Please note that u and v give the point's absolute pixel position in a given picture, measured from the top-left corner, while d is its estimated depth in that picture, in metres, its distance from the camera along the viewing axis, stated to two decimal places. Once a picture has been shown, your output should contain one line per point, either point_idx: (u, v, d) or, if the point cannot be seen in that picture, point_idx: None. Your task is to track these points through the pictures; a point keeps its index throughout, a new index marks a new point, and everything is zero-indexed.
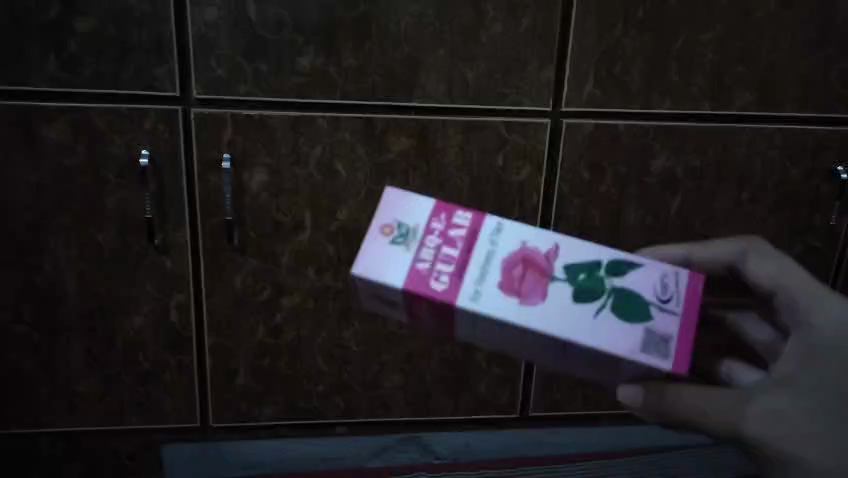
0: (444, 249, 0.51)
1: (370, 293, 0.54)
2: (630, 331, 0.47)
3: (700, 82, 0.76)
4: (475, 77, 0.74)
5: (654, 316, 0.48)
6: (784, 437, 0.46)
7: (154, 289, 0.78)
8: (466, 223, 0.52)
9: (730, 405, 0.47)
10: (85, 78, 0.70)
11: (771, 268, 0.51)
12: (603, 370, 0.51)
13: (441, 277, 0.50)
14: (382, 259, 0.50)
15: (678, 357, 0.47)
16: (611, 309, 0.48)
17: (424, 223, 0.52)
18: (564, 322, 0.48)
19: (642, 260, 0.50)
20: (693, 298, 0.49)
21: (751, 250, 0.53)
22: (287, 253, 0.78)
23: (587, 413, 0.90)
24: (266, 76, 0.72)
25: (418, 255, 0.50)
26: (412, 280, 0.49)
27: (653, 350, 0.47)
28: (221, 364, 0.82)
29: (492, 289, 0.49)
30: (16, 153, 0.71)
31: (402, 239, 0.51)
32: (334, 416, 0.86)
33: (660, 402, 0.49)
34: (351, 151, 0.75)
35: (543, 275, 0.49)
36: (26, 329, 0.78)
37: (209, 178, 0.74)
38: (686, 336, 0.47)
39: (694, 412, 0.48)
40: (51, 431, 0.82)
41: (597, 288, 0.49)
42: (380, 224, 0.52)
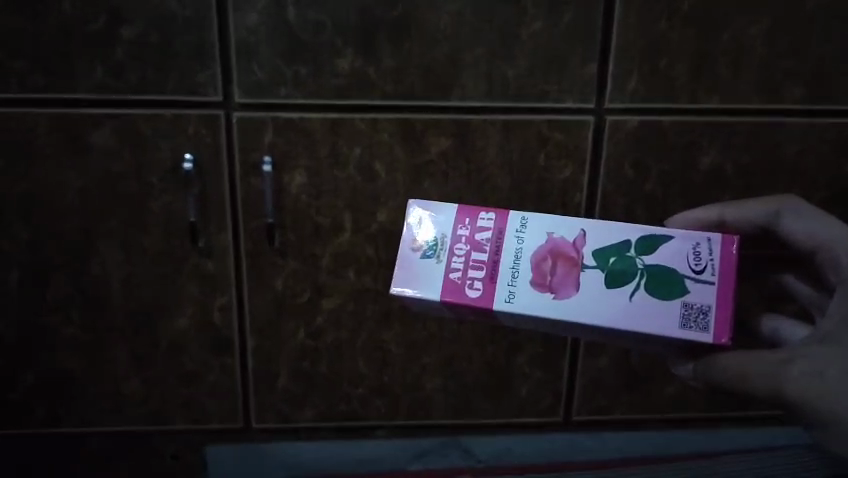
0: (473, 255, 0.57)
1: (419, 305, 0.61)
2: (668, 310, 0.53)
3: (749, 76, 0.74)
4: (515, 75, 0.73)
5: (690, 288, 0.54)
6: (825, 396, 0.48)
7: (197, 292, 0.79)
8: (490, 225, 0.58)
9: (772, 369, 0.51)
10: (130, 84, 0.71)
11: (806, 224, 0.58)
12: (658, 346, 0.57)
13: (475, 284, 0.56)
14: (418, 274, 0.57)
15: (718, 328, 0.53)
16: (648, 289, 0.54)
17: (451, 232, 0.58)
18: (604, 309, 0.54)
19: (670, 233, 0.55)
20: (727, 266, 0.54)
21: (784, 209, 0.60)
22: (327, 254, 0.78)
23: (635, 418, 0.87)
24: (306, 78, 0.72)
25: (450, 266, 0.57)
26: (449, 291, 0.56)
27: (694, 324, 0.53)
28: (263, 366, 0.82)
29: (527, 287, 0.55)
30: (66, 159, 0.73)
31: (432, 251, 0.58)
32: (374, 418, 0.85)
33: (709, 370, 0.54)
34: (390, 151, 0.75)
35: (573, 265, 0.55)
36: (75, 331, 0.80)
37: (250, 181, 0.75)
38: (724, 306, 0.53)
39: (738, 377, 0.52)
40: (99, 431, 0.84)
41: (630, 268, 0.55)
42: (410, 239, 0.58)
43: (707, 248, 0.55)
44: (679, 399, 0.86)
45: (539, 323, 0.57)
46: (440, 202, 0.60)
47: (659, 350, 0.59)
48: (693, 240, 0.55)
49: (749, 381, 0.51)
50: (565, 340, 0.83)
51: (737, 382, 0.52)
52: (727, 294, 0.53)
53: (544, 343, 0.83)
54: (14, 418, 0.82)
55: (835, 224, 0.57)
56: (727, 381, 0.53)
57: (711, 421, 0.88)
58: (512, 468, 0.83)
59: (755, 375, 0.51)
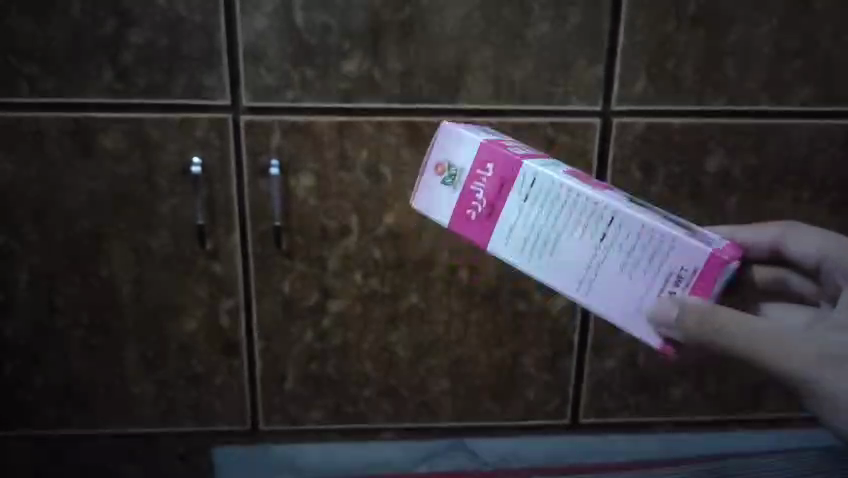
0: (522, 151, 0.61)
1: (434, 178, 0.60)
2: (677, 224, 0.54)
3: (757, 78, 0.73)
4: (521, 78, 0.73)
5: (702, 231, 0.55)
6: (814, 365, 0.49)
7: (205, 294, 0.79)
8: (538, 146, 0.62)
9: (766, 331, 0.50)
10: (139, 87, 0.72)
11: (814, 241, 0.60)
12: (639, 286, 0.55)
13: (516, 152, 0.59)
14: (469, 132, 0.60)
15: (721, 248, 0.53)
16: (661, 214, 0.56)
17: (508, 139, 0.63)
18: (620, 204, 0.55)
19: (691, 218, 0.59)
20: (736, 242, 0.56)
21: (790, 229, 0.62)
22: (334, 257, 0.79)
23: (642, 420, 0.87)
24: (312, 81, 0.72)
25: (500, 142, 0.60)
26: (489, 141, 0.58)
27: (698, 238, 0.53)
28: (270, 368, 0.82)
29: (557, 171, 0.57)
30: (75, 162, 0.74)
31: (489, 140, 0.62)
32: (381, 421, 0.85)
33: (698, 320, 0.51)
34: (396, 154, 0.75)
35: (604, 186, 0.58)
36: (84, 333, 0.80)
37: (257, 183, 0.75)
38: (730, 244, 0.54)
39: (728, 333, 0.50)
40: (108, 432, 0.84)
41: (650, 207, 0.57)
42: (473, 129, 0.64)
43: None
44: (687, 401, 0.86)
45: (543, 209, 0.56)
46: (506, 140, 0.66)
47: (627, 311, 0.55)
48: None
49: (738, 340, 0.50)
50: (572, 342, 0.82)
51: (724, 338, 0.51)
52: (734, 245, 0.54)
53: (551, 345, 0.82)
54: (24, 419, 0.83)
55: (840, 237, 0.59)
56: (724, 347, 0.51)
57: (719, 424, 0.88)
58: (522, 469, 0.82)
59: (759, 347, 0.50)
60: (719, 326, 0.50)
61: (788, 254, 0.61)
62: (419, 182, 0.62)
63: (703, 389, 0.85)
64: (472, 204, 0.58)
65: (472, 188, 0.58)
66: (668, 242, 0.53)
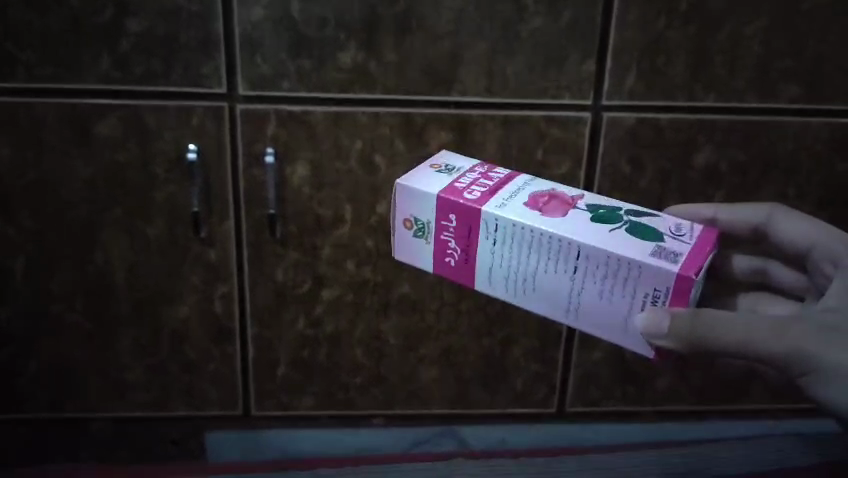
0: (481, 180, 0.62)
1: (404, 233, 0.63)
2: (645, 246, 0.55)
3: (745, 75, 0.75)
4: (515, 72, 0.74)
5: (668, 240, 0.56)
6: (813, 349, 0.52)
7: (200, 281, 0.80)
8: (504, 173, 0.64)
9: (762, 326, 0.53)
10: (136, 76, 0.72)
11: (799, 228, 0.64)
12: (621, 309, 0.56)
13: (474, 192, 0.59)
14: (427, 180, 0.62)
15: (687, 263, 0.53)
16: (629, 231, 0.56)
17: (468, 166, 0.65)
18: (582, 231, 0.56)
19: (662, 214, 0.60)
20: (709, 237, 0.58)
21: (778, 211, 0.65)
22: (327, 245, 0.80)
23: (627, 409, 0.88)
24: (309, 72, 0.73)
25: (458, 179, 0.62)
26: (447, 191, 0.59)
27: (663, 256, 0.54)
28: (263, 354, 0.83)
29: (521, 205, 0.58)
30: (71, 149, 0.75)
31: (447, 171, 0.63)
32: (372, 408, 0.87)
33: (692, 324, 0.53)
34: (391, 145, 0.76)
35: (567, 204, 0.59)
36: (78, 318, 0.81)
37: (253, 172, 0.76)
38: (696, 255, 0.54)
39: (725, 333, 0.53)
40: (102, 417, 0.85)
41: (615, 218, 0.58)
42: (429, 164, 0.65)
43: (689, 227, 0.59)
44: (671, 393, 0.88)
45: (511, 248, 0.58)
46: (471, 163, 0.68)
47: (617, 329, 0.57)
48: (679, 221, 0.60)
49: (738, 338, 0.53)
50: (560, 332, 0.84)
51: (722, 338, 0.53)
52: (701, 250, 0.55)
53: (540, 335, 0.84)
54: (19, 403, 0.84)
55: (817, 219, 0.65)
56: (722, 342, 0.53)
57: (703, 414, 0.89)
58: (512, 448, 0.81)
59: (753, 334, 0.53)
60: (711, 322, 0.53)
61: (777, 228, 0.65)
62: (395, 236, 0.64)
63: (689, 380, 0.87)
64: (449, 251, 0.61)
65: (443, 237, 0.60)
66: (636, 270, 0.54)
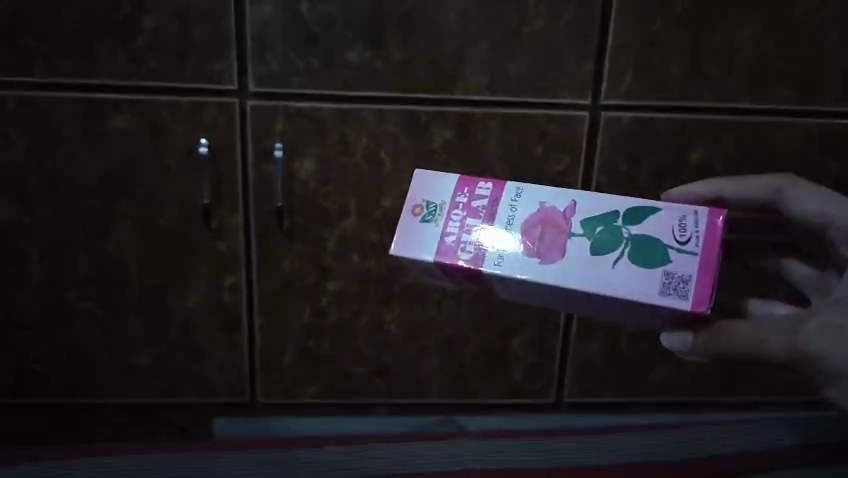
0: (469, 220, 0.60)
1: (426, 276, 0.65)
2: (651, 280, 0.54)
3: (738, 77, 0.77)
4: (515, 71, 0.77)
5: (673, 258, 0.54)
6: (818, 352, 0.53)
7: (209, 271, 0.83)
8: (487, 193, 0.61)
9: (772, 333, 0.55)
10: (151, 71, 0.75)
11: (812, 203, 0.63)
12: (648, 318, 0.58)
13: (467, 247, 0.59)
14: (415, 239, 0.61)
15: (697, 296, 0.52)
16: (632, 259, 0.55)
17: (450, 199, 0.62)
18: (585, 273, 0.55)
19: (660, 205, 0.56)
20: (712, 234, 0.54)
21: (788, 186, 0.65)
22: (333, 238, 0.82)
23: (622, 401, 0.91)
24: (317, 70, 0.76)
25: (445, 230, 0.60)
26: (442, 254, 0.59)
27: (674, 292, 0.53)
28: (270, 344, 0.86)
29: (515, 251, 0.57)
30: (87, 141, 0.77)
31: (431, 216, 0.61)
32: (374, 397, 0.89)
33: (705, 341, 0.56)
34: (395, 141, 0.79)
35: (562, 232, 0.57)
36: (91, 306, 0.84)
37: (262, 166, 0.79)
38: (705, 278, 0.53)
39: (737, 345, 0.55)
40: (112, 402, 0.88)
41: (615, 237, 0.56)
42: (411, 206, 0.62)
43: (692, 221, 0.55)
44: (665, 385, 0.90)
45: (526, 288, 0.59)
46: (442, 174, 0.64)
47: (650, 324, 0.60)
48: (681, 212, 0.56)
49: (749, 347, 0.55)
50: (558, 324, 0.86)
51: (734, 348, 0.55)
52: (709, 264, 0.53)
53: (538, 327, 0.86)
54: (32, 388, 0.86)
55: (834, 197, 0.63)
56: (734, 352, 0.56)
57: (697, 406, 0.92)
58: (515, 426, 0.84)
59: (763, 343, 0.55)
60: (721, 335, 0.55)
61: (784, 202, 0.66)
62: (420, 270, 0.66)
63: (682, 372, 0.89)
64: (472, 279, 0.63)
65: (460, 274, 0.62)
66: (651, 307, 0.54)
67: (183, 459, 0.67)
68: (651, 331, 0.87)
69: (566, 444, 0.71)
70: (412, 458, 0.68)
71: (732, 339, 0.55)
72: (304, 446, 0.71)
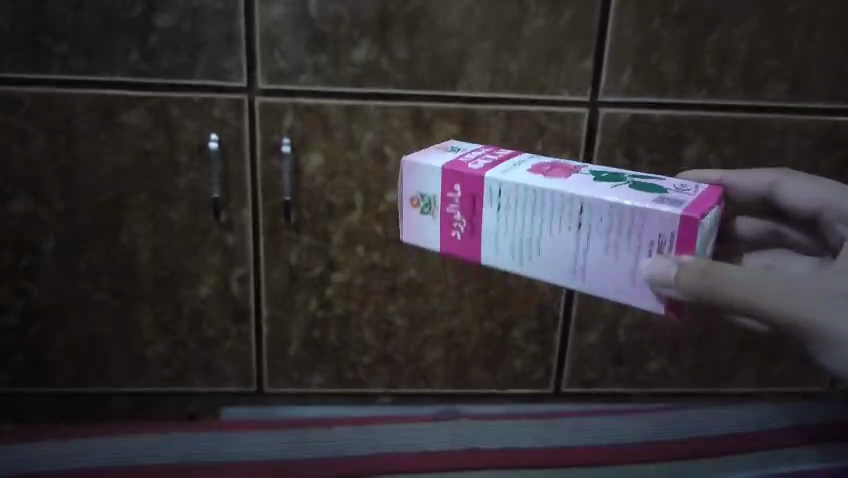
0: (486, 158, 0.65)
1: (411, 211, 0.65)
2: (646, 196, 0.57)
3: (734, 75, 0.80)
4: (517, 69, 0.79)
5: (670, 193, 0.58)
6: (812, 312, 0.52)
7: (218, 263, 0.85)
8: (507, 153, 0.67)
9: (771, 289, 0.53)
10: (163, 69, 0.78)
11: (812, 190, 0.66)
12: (629, 264, 0.58)
13: (478, 164, 0.63)
14: (431, 157, 0.65)
15: (689, 207, 0.54)
16: (632, 187, 0.58)
17: (472, 150, 0.67)
18: (585, 188, 0.58)
19: (666, 176, 0.62)
20: (712, 192, 0.59)
21: (786, 175, 0.68)
22: (339, 231, 0.85)
23: (620, 391, 0.93)
24: (325, 67, 0.78)
25: (462, 157, 0.65)
26: (453, 164, 0.62)
27: (665, 203, 0.55)
28: (277, 334, 0.88)
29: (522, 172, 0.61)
30: (101, 136, 0.80)
31: (452, 153, 0.67)
32: (378, 386, 0.91)
33: (699, 279, 0.53)
34: (400, 136, 0.81)
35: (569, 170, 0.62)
36: (103, 296, 0.86)
37: (270, 160, 0.81)
38: (698, 201, 0.56)
39: (734, 292, 0.53)
40: (124, 391, 0.90)
41: (618, 180, 0.60)
42: (436, 150, 0.68)
43: (692, 187, 0.60)
44: (662, 375, 0.92)
45: (516, 209, 0.60)
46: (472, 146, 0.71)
47: (627, 288, 0.58)
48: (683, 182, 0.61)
49: (745, 298, 0.53)
50: (557, 315, 0.88)
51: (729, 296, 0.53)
52: (703, 199, 0.57)
53: (538, 318, 0.89)
54: (45, 377, 0.89)
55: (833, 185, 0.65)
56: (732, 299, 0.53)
57: (694, 397, 0.93)
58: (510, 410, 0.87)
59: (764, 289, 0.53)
60: (721, 276, 0.53)
61: (787, 195, 0.67)
62: (403, 219, 0.66)
63: (679, 362, 0.92)
64: (456, 224, 0.63)
65: (449, 210, 0.63)
66: (641, 218, 0.55)
67: (205, 435, 0.75)
68: (648, 322, 0.89)
69: (552, 427, 0.78)
70: (407, 439, 0.76)
71: (730, 284, 0.53)
72: (316, 426, 0.78)
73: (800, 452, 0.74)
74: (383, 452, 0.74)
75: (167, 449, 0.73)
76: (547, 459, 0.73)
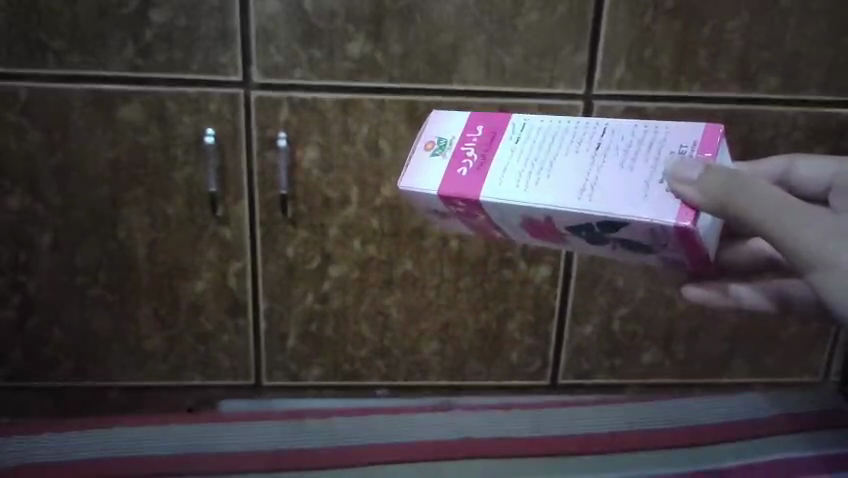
0: None
1: (421, 155, 0.57)
2: None
3: (727, 68, 0.80)
4: (512, 62, 0.79)
5: None
6: (822, 243, 0.47)
7: (215, 256, 0.85)
8: None
9: (789, 211, 0.48)
10: (158, 64, 0.78)
11: (823, 167, 0.59)
12: (642, 177, 0.50)
13: None
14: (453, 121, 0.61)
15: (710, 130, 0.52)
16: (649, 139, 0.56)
17: None
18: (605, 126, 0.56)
19: None
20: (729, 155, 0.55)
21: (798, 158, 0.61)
22: (335, 225, 0.85)
23: (616, 383, 0.93)
24: (320, 61, 0.79)
25: None
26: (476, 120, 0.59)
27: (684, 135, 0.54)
28: (274, 327, 0.89)
29: None
30: (97, 131, 0.80)
31: None
32: (375, 379, 0.92)
33: (719, 186, 0.47)
34: (395, 130, 0.82)
35: None
36: (101, 291, 0.86)
37: (266, 154, 0.82)
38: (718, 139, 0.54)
39: (753, 210, 0.47)
40: (122, 385, 0.91)
41: None
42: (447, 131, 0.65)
43: None
44: (657, 366, 0.93)
45: (536, 141, 0.54)
46: None
47: (637, 200, 0.49)
48: None
49: (762, 218, 0.48)
50: (553, 307, 0.89)
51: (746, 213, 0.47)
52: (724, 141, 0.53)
53: (533, 310, 0.89)
54: (44, 371, 0.89)
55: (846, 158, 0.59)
56: (751, 214, 0.47)
57: (689, 388, 0.94)
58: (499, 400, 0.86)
59: (785, 215, 0.48)
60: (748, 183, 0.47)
61: (796, 179, 0.61)
62: (406, 164, 0.57)
63: (674, 353, 0.92)
64: (466, 160, 0.55)
65: (463, 149, 0.56)
66: (663, 132, 0.52)
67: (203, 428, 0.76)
68: (642, 315, 0.90)
69: (547, 414, 0.79)
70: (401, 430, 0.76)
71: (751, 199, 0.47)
72: (312, 416, 0.79)
73: (786, 440, 0.75)
74: (378, 441, 0.75)
75: (164, 439, 0.74)
76: (542, 447, 0.75)
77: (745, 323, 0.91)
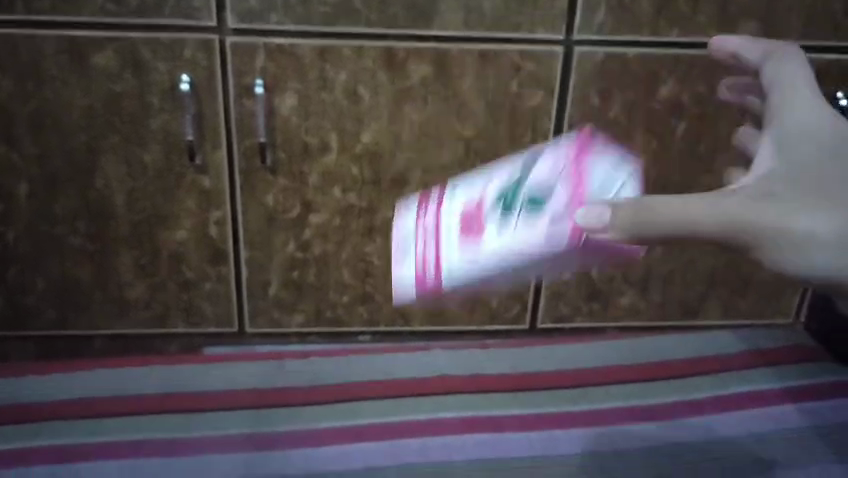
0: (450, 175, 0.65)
1: None
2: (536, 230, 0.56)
3: (707, 12, 0.79)
4: (491, 6, 0.78)
5: (548, 221, 0.56)
6: (774, 219, 0.48)
7: (195, 205, 0.85)
8: None
9: (718, 211, 0.48)
10: (130, 8, 0.76)
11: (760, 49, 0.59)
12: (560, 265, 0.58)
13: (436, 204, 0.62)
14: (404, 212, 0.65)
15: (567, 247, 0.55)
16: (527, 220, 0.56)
17: None
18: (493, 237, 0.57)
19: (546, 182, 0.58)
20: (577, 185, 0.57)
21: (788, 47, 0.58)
22: (314, 173, 0.85)
23: (595, 326, 0.95)
24: (295, 6, 0.77)
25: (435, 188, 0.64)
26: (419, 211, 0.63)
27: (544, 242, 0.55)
28: (256, 274, 0.89)
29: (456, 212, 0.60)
30: (69, 79, 0.78)
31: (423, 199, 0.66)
32: (358, 324, 0.93)
33: (635, 218, 0.48)
34: (374, 77, 0.81)
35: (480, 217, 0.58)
36: (81, 241, 0.86)
37: (243, 102, 0.81)
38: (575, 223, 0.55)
39: (679, 226, 0.48)
40: (106, 332, 0.91)
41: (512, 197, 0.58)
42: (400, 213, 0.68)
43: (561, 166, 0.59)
44: (633, 309, 0.95)
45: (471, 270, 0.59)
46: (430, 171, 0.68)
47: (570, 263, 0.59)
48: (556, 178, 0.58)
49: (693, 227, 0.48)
50: None
51: (676, 230, 0.48)
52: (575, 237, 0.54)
53: None
54: (28, 320, 0.90)
55: (789, 47, 0.59)
56: (680, 232, 0.48)
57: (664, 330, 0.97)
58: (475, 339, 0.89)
59: (721, 212, 0.48)
60: (658, 206, 0.48)
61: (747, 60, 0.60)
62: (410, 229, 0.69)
63: (650, 296, 0.94)
64: None
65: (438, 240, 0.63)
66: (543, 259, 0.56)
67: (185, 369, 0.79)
68: None
69: (520, 352, 0.83)
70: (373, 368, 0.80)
71: (674, 217, 0.48)
72: (290, 355, 0.82)
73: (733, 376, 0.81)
74: (354, 377, 0.79)
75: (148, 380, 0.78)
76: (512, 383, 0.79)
77: (720, 267, 0.93)
